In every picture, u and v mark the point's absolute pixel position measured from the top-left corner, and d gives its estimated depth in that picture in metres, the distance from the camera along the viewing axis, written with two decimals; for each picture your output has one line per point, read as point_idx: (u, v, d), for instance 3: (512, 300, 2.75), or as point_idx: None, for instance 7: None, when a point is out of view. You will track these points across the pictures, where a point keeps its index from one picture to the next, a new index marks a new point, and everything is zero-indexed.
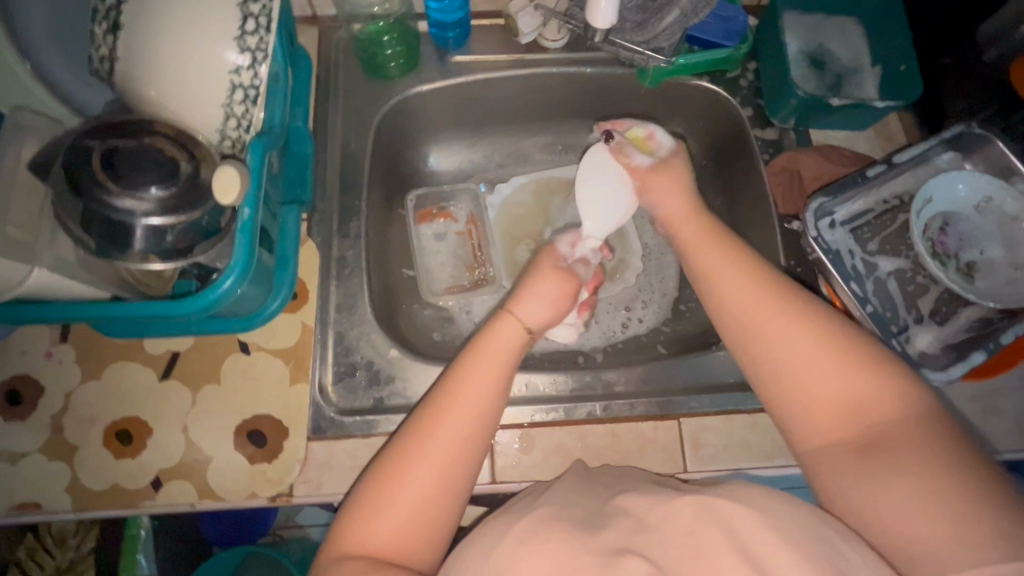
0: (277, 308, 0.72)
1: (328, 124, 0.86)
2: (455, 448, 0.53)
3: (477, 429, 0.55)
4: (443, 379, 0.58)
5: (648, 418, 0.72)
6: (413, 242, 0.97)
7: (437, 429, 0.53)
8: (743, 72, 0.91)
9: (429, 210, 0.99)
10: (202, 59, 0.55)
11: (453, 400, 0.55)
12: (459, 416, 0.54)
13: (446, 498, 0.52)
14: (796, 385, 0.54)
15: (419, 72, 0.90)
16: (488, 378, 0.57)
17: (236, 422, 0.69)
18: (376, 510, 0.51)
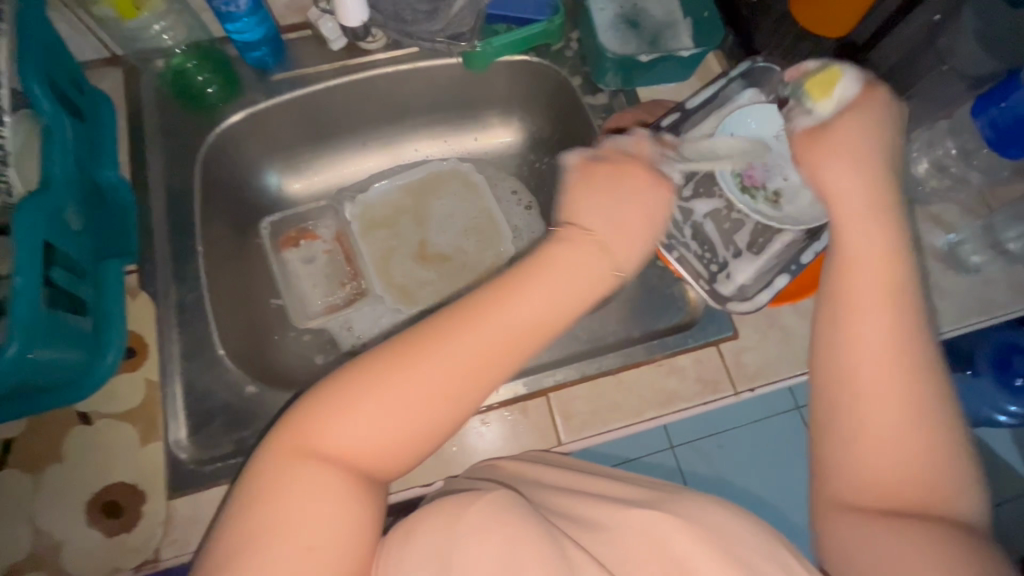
0: (117, 358, 0.70)
1: (147, 167, 0.81)
2: (427, 411, 0.48)
3: (525, 342, 0.51)
4: (453, 310, 0.52)
5: (517, 400, 0.72)
6: (277, 270, 0.94)
7: (394, 376, 0.47)
8: (567, 43, 0.91)
9: (290, 235, 0.97)
10: None
11: (457, 331, 0.50)
12: (489, 335, 0.50)
13: (372, 463, 0.47)
14: (868, 460, 0.45)
15: (240, 95, 0.86)
16: (474, 310, 0.51)
17: (87, 498, 0.65)
18: (292, 484, 0.44)
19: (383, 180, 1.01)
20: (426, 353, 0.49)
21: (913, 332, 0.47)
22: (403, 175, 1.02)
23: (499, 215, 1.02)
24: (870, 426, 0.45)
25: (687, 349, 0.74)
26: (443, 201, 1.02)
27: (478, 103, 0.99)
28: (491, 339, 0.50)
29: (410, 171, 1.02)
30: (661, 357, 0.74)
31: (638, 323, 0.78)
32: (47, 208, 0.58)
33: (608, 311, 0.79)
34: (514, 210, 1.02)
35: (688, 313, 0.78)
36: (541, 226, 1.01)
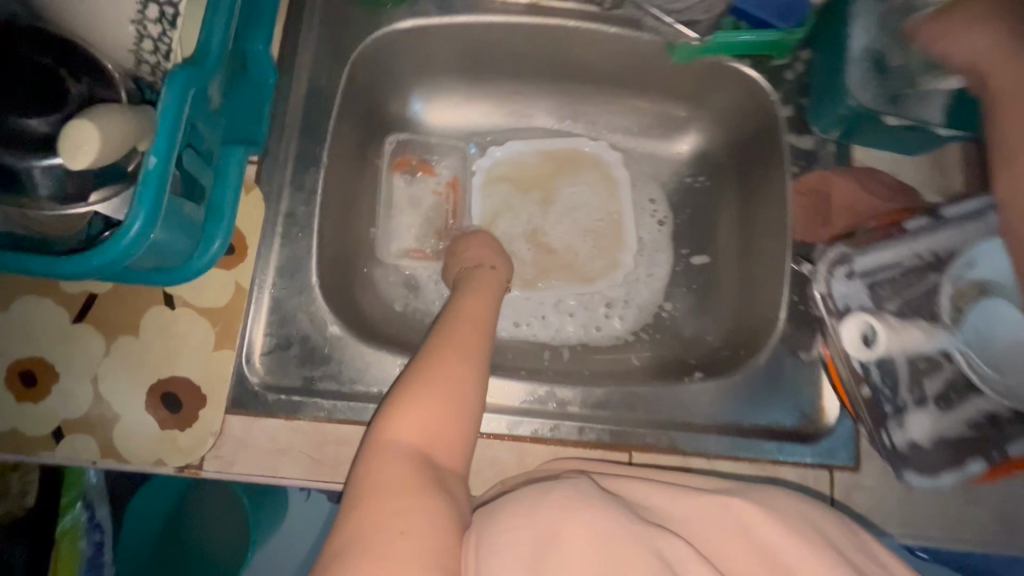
0: (221, 250, 0.63)
1: (298, 52, 0.73)
2: (470, 368, 0.61)
3: (481, 333, 0.66)
4: (439, 329, 0.66)
5: (597, 446, 0.66)
6: (383, 193, 0.86)
7: (452, 356, 0.61)
8: (793, 62, 0.77)
9: (408, 158, 0.88)
10: None
11: (464, 316, 0.68)
12: (468, 323, 0.67)
13: (466, 404, 0.59)
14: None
15: (414, 3, 0.77)
16: (458, 317, 0.67)
17: (150, 382, 0.63)
18: (411, 408, 0.56)
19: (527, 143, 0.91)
20: (441, 346, 0.62)
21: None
22: (546, 144, 0.91)
23: (629, 222, 0.91)
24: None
25: (796, 462, 0.66)
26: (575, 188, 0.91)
27: (658, 92, 0.86)
28: (464, 337, 0.64)
29: (553, 143, 0.91)
30: (766, 460, 0.67)
31: (751, 412, 0.69)
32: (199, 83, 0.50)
33: (724, 386, 0.70)
34: (645, 221, 0.91)
35: (811, 422, 0.69)
36: (668, 248, 0.90)
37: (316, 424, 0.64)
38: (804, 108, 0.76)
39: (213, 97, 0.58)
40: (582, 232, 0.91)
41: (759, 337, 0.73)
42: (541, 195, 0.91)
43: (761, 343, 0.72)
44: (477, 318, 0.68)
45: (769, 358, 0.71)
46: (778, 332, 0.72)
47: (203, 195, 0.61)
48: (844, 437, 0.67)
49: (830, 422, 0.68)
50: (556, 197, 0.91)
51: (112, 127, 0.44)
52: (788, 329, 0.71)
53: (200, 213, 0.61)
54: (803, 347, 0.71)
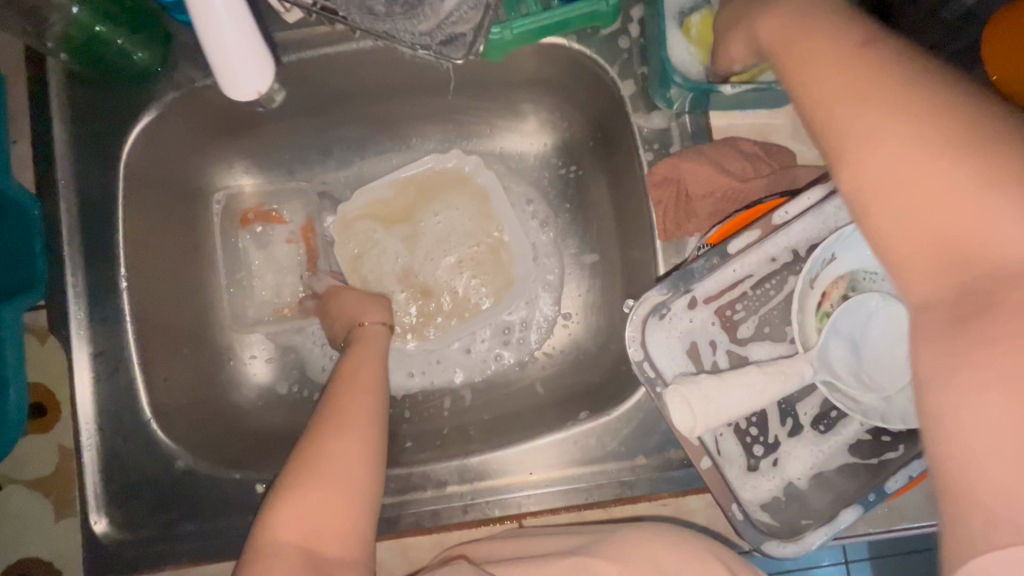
0: (22, 401, 0.59)
1: (56, 165, 0.64)
2: (366, 432, 0.53)
3: (375, 402, 0.57)
4: (324, 405, 0.56)
5: (483, 523, 0.61)
6: (224, 272, 0.77)
7: (350, 425, 0.53)
8: (625, 24, 0.65)
9: (247, 212, 0.79)
10: None
11: (351, 384, 0.58)
12: (363, 391, 0.57)
13: (362, 490, 0.50)
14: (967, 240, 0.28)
15: (174, 69, 0.65)
16: (348, 385, 0.58)
17: (4, 566, 0.61)
18: (293, 504, 0.46)
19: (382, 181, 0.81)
20: (328, 427, 0.53)
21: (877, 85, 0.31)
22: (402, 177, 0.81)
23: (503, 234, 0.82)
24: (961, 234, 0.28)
25: (700, 490, 0.60)
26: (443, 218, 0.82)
27: (492, 90, 0.74)
28: (354, 408, 0.55)
29: (410, 175, 0.81)
30: (668, 495, 0.61)
31: (647, 445, 0.62)
32: None
33: (609, 424, 0.62)
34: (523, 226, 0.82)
35: None
36: (557, 250, 0.81)
37: (182, 572, 0.60)
38: (647, 78, 0.65)
39: None
40: (463, 264, 0.82)
41: None
42: (407, 234, 0.82)
43: None
44: (365, 384, 0.58)
45: None
46: None
47: None
48: None
49: None
50: (423, 231, 0.82)
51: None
52: None
53: None
54: None
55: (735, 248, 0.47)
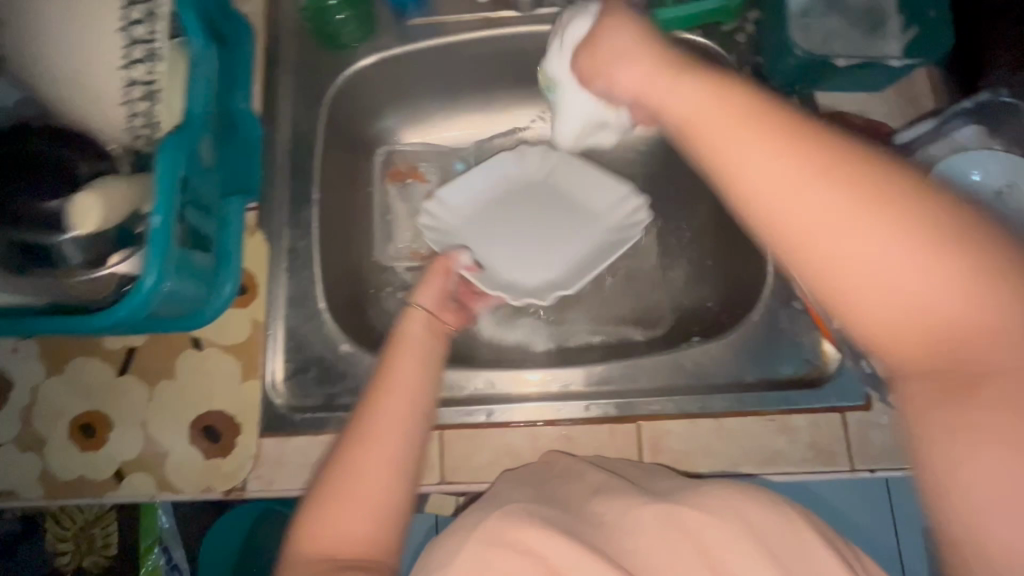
0: (233, 290, 0.71)
1: (276, 101, 0.80)
2: (395, 449, 0.51)
3: (411, 409, 0.54)
4: (360, 403, 0.54)
5: (604, 421, 0.69)
6: (376, 206, 0.88)
7: (363, 444, 0.51)
8: (742, 24, 0.79)
9: (399, 167, 0.90)
10: (75, 54, 0.50)
11: (757, 133, 0.36)
12: (410, 396, 0.55)
13: (392, 509, 0.49)
14: (879, 275, 0.33)
15: (376, 38, 0.82)
16: (722, 125, 0.38)
17: (190, 418, 0.70)
18: (325, 525, 0.48)
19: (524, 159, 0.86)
20: (360, 440, 0.51)
21: (758, 126, 0.37)
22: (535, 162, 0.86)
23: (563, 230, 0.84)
24: (848, 260, 0.33)
25: (805, 409, 0.67)
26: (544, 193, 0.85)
27: None
28: (381, 425, 0.52)
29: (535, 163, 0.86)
30: (775, 410, 0.67)
31: (754, 367, 0.70)
32: (186, 148, 0.56)
33: (724, 345, 0.71)
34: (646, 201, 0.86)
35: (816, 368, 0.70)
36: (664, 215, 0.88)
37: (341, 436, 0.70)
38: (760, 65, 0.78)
39: (206, 157, 0.64)
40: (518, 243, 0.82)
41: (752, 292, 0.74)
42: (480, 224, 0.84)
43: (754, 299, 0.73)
44: (415, 397, 0.55)
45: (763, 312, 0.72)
46: (769, 285, 0.73)
47: (212, 245, 0.68)
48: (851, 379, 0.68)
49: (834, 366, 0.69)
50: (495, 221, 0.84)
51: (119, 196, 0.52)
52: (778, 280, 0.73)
53: (210, 261, 0.67)
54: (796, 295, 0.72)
55: None
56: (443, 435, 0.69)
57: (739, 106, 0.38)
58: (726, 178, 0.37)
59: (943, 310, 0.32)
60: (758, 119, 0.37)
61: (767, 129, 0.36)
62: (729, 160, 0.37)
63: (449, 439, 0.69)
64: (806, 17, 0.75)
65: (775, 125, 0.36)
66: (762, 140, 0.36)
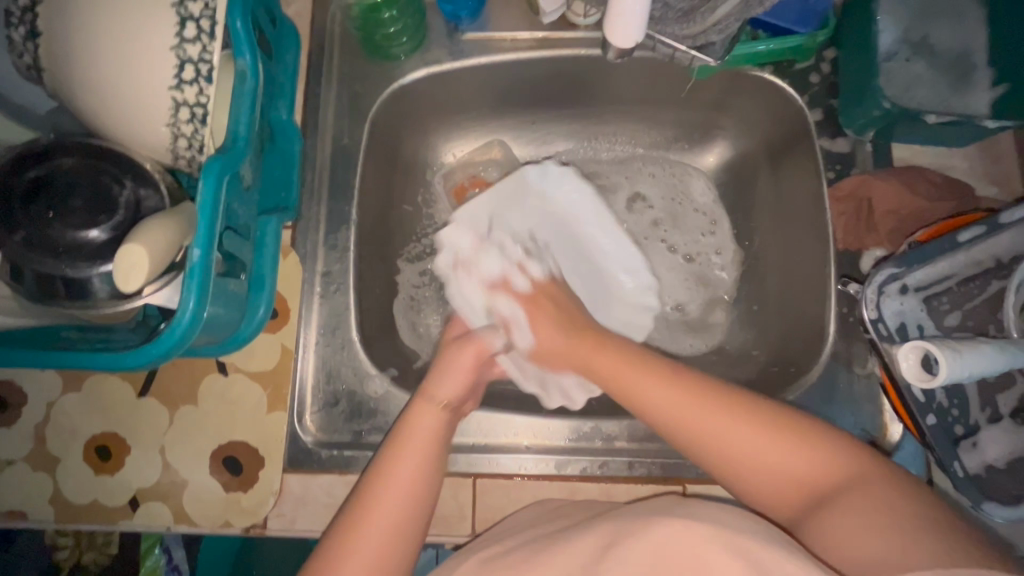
0: (267, 314, 0.66)
1: (319, 113, 0.75)
2: (383, 559, 0.52)
3: (414, 502, 0.54)
4: (349, 507, 0.54)
5: (648, 481, 0.65)
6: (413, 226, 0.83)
7: (350, 562, 0.51)
8: (818, 62, 0.74)
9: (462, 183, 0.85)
10: (123, 71, 0.46)
11: (615, 361, 0.59)
12: (405, 494, 0.54)
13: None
14: (742, 474, 0.52)
15: (426, 51, 0.77)
16: (617, 365, 0.59)
17: (212, 447, 0.67)
18: None
19: (569, 194, 0.80)
20: (348, 537, 0.52)
21: (664, 371, 0.56)
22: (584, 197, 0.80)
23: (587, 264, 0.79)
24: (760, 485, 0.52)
25: None
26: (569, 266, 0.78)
27: (678, 104, 0.82)
28: (367, 538, 0.52)
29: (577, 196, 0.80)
30: None
31: None
32: (230, 172, 0.52)
33: None
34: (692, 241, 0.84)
35: (876, 440, 0.66)
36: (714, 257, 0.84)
37: None
38: (834, 109, 0.73)
39: (246, 177, 0.60)
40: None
41: (810, 351, 0.70)
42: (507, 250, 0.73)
43: (813, 359, 0.69)
44: (408, 494, 0.54)
45: (822, 374, 0.68)
46: (830, 346, 0.68)
47: (245, 269, 0.63)
48: (912, 455, 0.64)
49: (895, 439, 0.65)
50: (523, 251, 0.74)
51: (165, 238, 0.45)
52: (840, 342, 0.68)
53: (244, 285, 0.63)
54: (858, 360, 0.68)
55: (965, 239, 0.51)
56: (477, 483, 0.66)
57: (653, 364, 0.58)
58: (624, 393, 0.58)
59: (800, 472, 0.50)
60: (632, 352, 0.60)
61: (639, 360, 0.58)
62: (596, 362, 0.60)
63: (483, 489, 0.65)
64: (888, 62, 0.69)
65: (645, 362, 0.58)
66: (662, 377, 0.56)
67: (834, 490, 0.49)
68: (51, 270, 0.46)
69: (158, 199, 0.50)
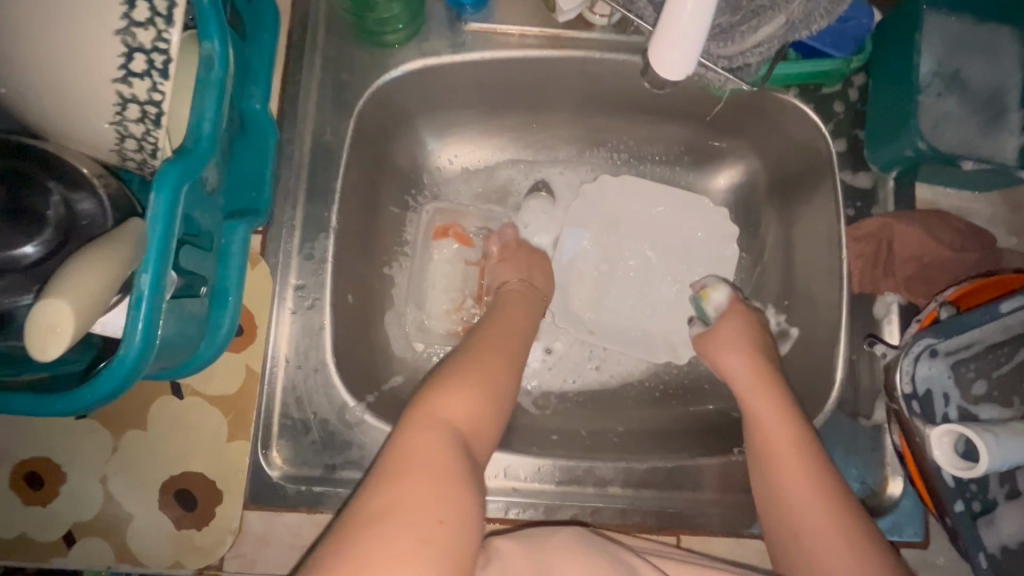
0: (231, 333, 0.59)
1: (298, 103, 0.67)
2: (498, 369, 0.56)
3: (516, 344, 0.62)
4: (442, 367, 0.56)
5: (641, 529, 0.61)
6: (398, 233, 0.76)
7: (484, 363, 0.56)
8: (846, 88, 0.70)
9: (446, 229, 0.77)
10: (50, 54, 0.37)
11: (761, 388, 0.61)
12: (506, 335, 0.62)
13: (475, 437, 0.51)
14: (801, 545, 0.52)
15: (423, 40, 0.69)
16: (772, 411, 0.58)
17: (162, 479, 0.60)
18: (444, 400, 0.51)
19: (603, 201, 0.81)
20: (478, 351, 0.58)
21: (811, 452, 0.55)
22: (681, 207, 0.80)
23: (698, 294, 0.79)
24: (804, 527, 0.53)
25: None
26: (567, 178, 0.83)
27: (692, 119, 0.76)
28: (491, 351, 0.58)
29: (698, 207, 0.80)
30: None
31: None
32: (190, 180, 0.44)
33: None
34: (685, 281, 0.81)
35: (874, 495, 0.63)
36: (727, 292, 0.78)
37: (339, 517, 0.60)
38: (858, 140, 0.69)
39: (209, 180, 0.52)
40: (652, 269, 0.81)
41: (813, 397, 0.67)
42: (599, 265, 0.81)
43: (816, 405, 0.66)
44: (501, 353, 0.59)
45: (826, 422, 0.65)
46: (837, 394, 0.65)
47: (206, 285, 0.56)
48: (911, 513, 0.62)
49: (896, 495, 0.62)
50: (604, 260, 0.81)
51: (88, 282, 0.36)
52: (847, 390, 0.65)
53: (203, 304, 0.55)
54: (864, 410, 0.65)
55: (1005, 309, 0.47)
56: None
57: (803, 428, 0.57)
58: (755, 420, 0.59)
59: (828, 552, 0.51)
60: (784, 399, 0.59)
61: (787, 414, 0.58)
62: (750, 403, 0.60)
63: None
64: (921, 94, 0.63)
65: (792, 429, 0.57)
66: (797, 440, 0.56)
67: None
68: None
69: (99, 214, 0.42)
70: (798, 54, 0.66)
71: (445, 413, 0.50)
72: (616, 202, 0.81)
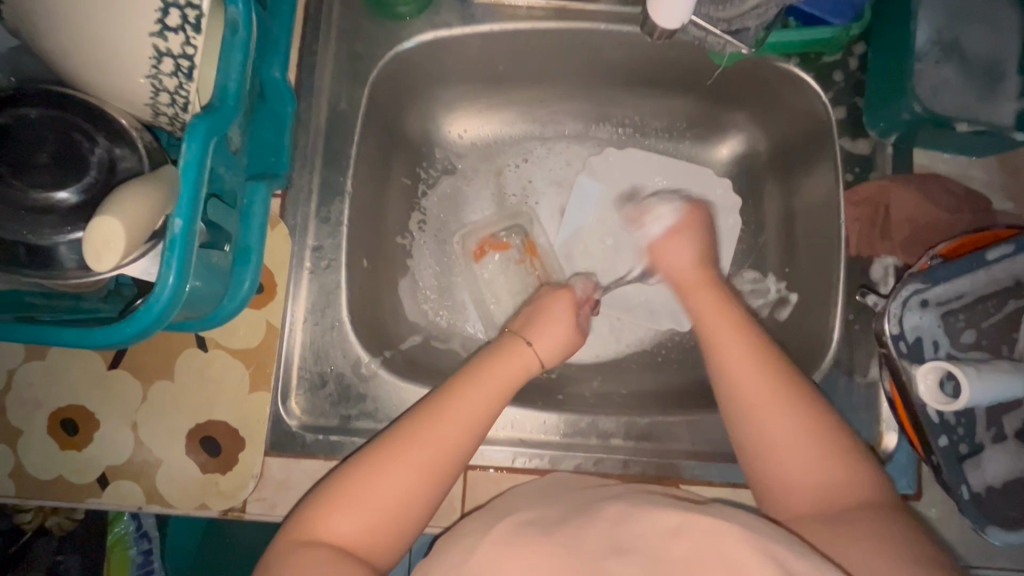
0: (252, 289, 0.62)
1: (315, 73, 0.70)
2: (426, 465, 0.51)
3: (456, 444, 0.52)
4: (363, 451, 0.52)
5: (642, 480, 0.64)
6: (408, 202, 0.79)
7: (408, 458, 0.50)
8: (845, 57, 0.71)
9: (484, 244, 0.79)
10: (93, 9, 0.40)
11: (724, 321, 0.60)
12: (449, 431, 0.53)
13: (370, 552, 0.48)
14: (775, 458, 0.52)
15: (433, 13, 0.71)
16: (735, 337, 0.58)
17: (189, 426, 0.63)
18: (337, 510, 0.48)
19: (597, 173, 0.83)
20: (408, 435, 0.51)
21: (768, 370, 0.55)
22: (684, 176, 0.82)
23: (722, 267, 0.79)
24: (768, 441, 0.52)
25: None
26: (573, 151, 0.84)
27: (693, 91, 0.78)
28: (432, 435, 0.52)
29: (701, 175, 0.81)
30: None
31: None
32: (218, 133, 0.47)
33: None
34: None
35: (869, 449, 0.65)
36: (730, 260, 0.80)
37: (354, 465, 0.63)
38: (857, 108, 0.71)
39: (233, 140, 0.55)
40: None
41: (810, 357, 0.69)
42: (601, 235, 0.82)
43: (813, 364, 0.68)
44: (428, 454, 0.51)
45: (822, 380, 0.67)
46: (834, 353, 0.67)
47: (230, 241, 0.59)
48: (905, 467, 0.64)
49: (890, 449, 0.64)
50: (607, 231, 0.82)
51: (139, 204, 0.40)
52: (844, 349, 0.67)
53: (228, 259, 0.58)
54: (860, 368, 0.67)
55: (992, 257, 0.50)
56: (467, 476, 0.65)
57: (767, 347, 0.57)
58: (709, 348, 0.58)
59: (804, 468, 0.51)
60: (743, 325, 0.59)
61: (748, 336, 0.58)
62: (709, 331, 0.59)
63: (473, 481, 0.64)
64: (917, 62, 0.64)
65: (755, 350, 0.56)
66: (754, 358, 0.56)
67: (853, 509, 0.48)
68: (14, 235, 0.42)
69: (136, 162, 0.45)
70: (798, 22, 0.68)
71: (311, 525, 0.48)
72: (617, 175, 0.83)
